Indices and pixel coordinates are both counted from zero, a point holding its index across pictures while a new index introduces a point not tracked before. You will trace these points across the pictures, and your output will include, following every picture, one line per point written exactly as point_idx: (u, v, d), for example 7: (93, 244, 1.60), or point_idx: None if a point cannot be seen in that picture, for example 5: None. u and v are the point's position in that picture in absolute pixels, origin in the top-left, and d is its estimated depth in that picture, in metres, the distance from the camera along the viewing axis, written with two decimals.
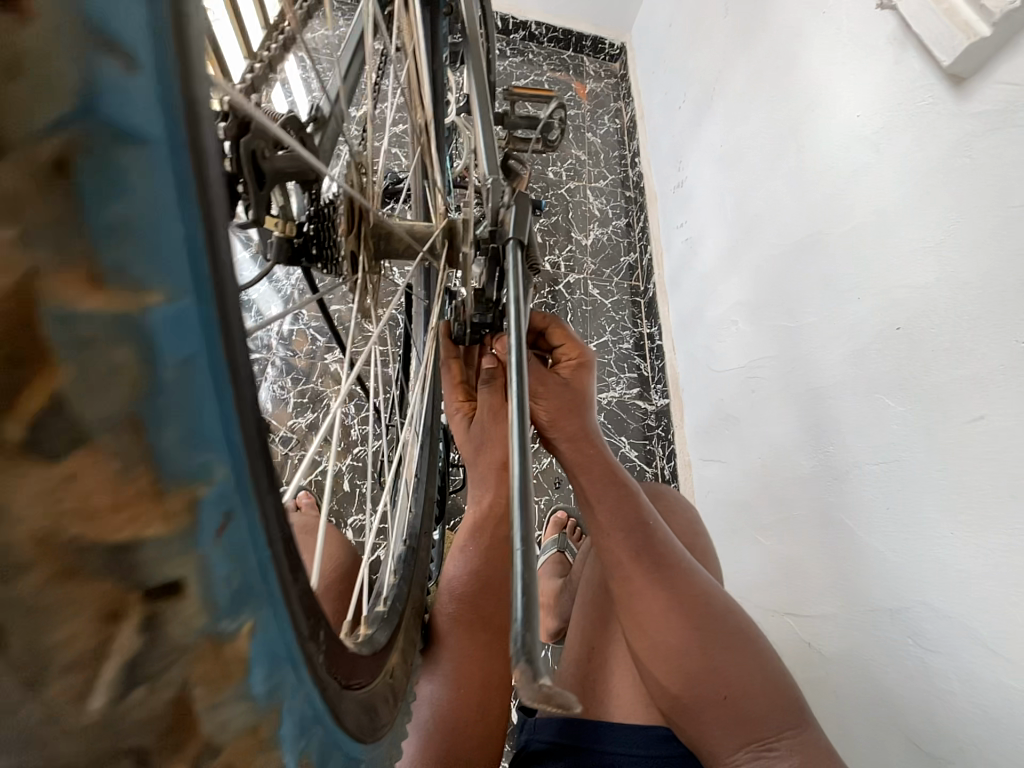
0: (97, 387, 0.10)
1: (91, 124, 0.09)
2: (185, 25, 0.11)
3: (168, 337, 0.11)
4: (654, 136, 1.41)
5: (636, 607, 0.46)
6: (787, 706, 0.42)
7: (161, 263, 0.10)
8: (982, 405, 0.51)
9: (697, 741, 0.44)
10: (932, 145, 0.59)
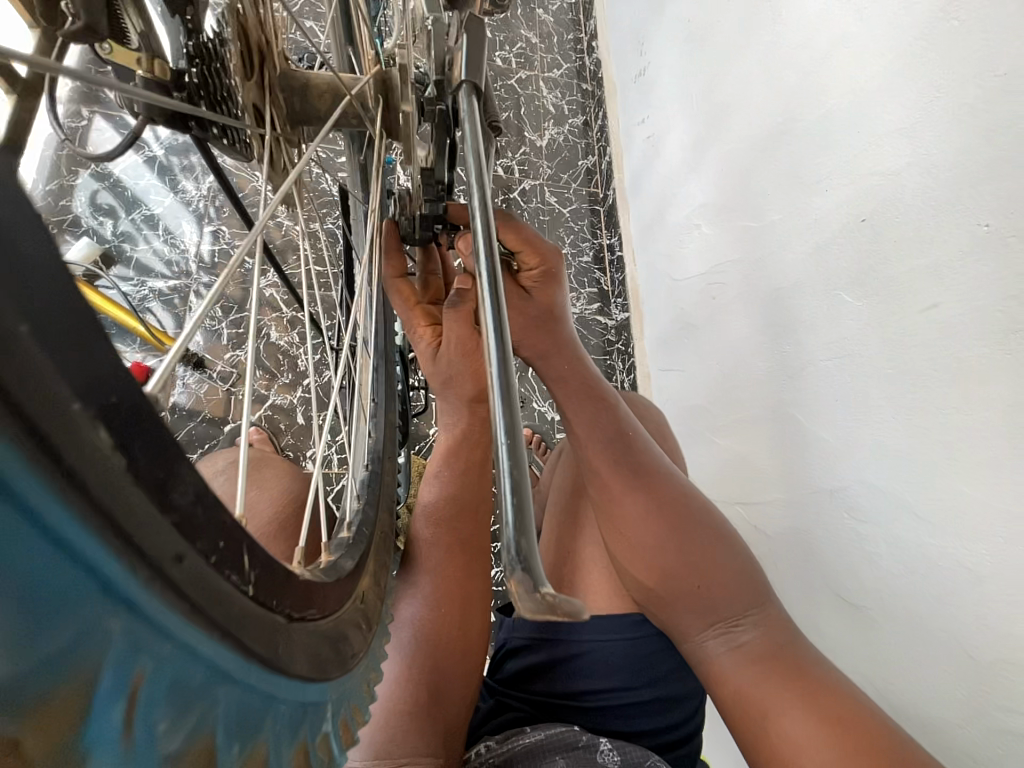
0: None
1: None
2: None
3: None
4: (615, 13, 1.24)
5: (615, 511, 0.47)
6: (751, 585, 0.45)
7: None
8: (936, 293, 0.52)
9: (667, 623, 0.47)
10: (919, 7, 0.53)
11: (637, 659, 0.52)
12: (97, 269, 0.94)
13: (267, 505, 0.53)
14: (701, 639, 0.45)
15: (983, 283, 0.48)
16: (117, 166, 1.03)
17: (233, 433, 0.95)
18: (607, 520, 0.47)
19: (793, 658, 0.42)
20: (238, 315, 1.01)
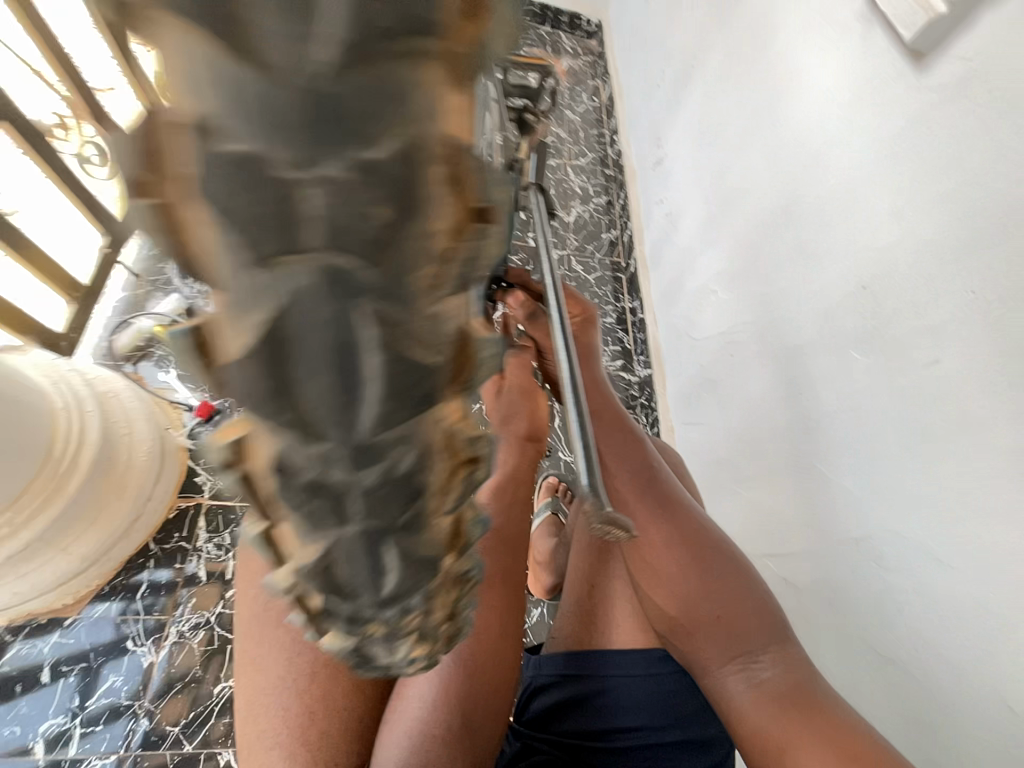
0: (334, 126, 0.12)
1: None
2: None
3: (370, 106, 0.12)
4: (634, 114, 1.43)
5: (639, 538, 0.50)
6: (771, 623, 0.47)
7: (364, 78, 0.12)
8: (937, 351, 0.57)
9: (690, 656, 0.49)
10: (896, 118, 0.64)
11: (661, 697, 0.54)
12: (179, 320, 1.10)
13: None
14: (722, 674, 0.46)
15: (979, 342, 0.53)
16: None
17: None
18: (631, 548, 0.51)
19: (814, 697, 0.44)
20: None
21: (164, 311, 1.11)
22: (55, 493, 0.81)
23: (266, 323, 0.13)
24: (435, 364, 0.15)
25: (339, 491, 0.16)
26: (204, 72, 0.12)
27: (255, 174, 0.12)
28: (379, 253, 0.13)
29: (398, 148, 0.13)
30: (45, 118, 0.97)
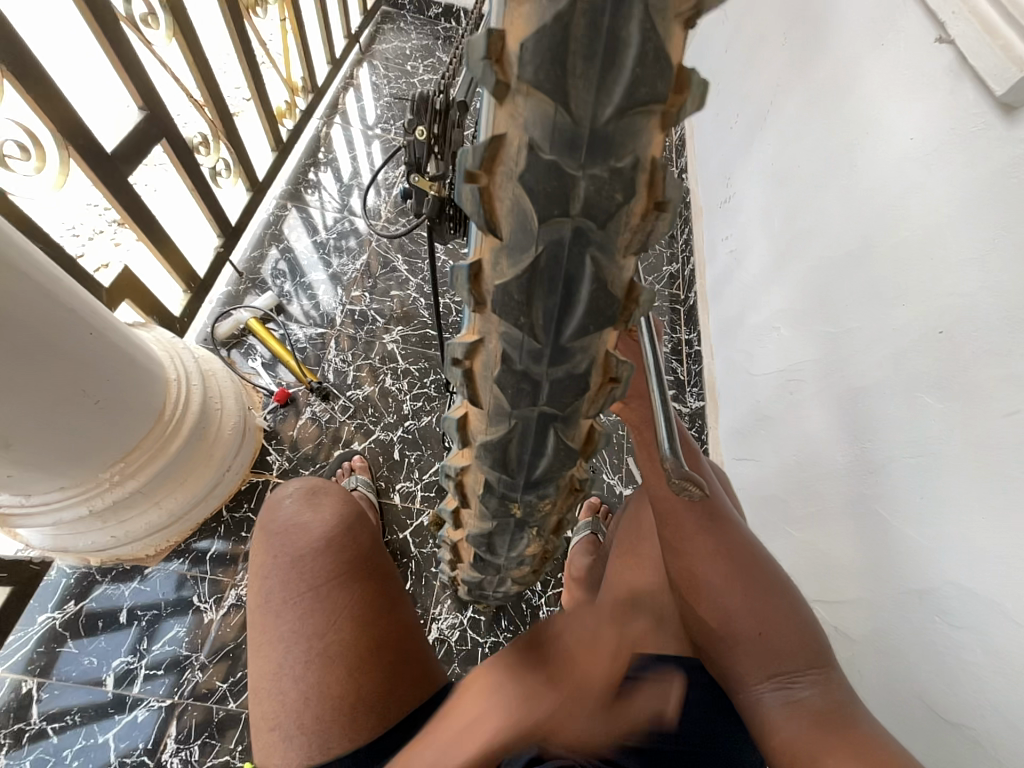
0: (608, 149, 0.25)
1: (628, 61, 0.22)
2: (615, 55, 0.22)
3: (626, 140, 0.24)
4: (705, 154, 1.47)
5: (681, 541, 0.53)
6: (813, 646, 0.48)
7: (626, 122, 0.24)
8: (1018, 400, 0.55)
9: (726, 670, 0.51)
10: (982, 166, 0.64)
11: (692, 706, 0.54)
12: (271, 313, 1.25)
13: (317, 528, 0.66)
14: (759, 689, 0.48)
15: None
16: (300, 245, 1.38)
17: (341, 457, 1.11)
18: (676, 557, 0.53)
19: (850, 718, 0.44)
20: (364, 360, 1.23)
21: (260, 305, 1.26)
22: (158, 452, 0.93)
23: (534, 256, 0.28)
24: (614, 276, 0.29)
25: (543, 356, 0.32)
26: (539, 114, 0.24)
27: (556, 171, 0.25)
28: (610, 219, 0.26)
29: (632, 161, 0.25)
30: (192, 136, 1.12)
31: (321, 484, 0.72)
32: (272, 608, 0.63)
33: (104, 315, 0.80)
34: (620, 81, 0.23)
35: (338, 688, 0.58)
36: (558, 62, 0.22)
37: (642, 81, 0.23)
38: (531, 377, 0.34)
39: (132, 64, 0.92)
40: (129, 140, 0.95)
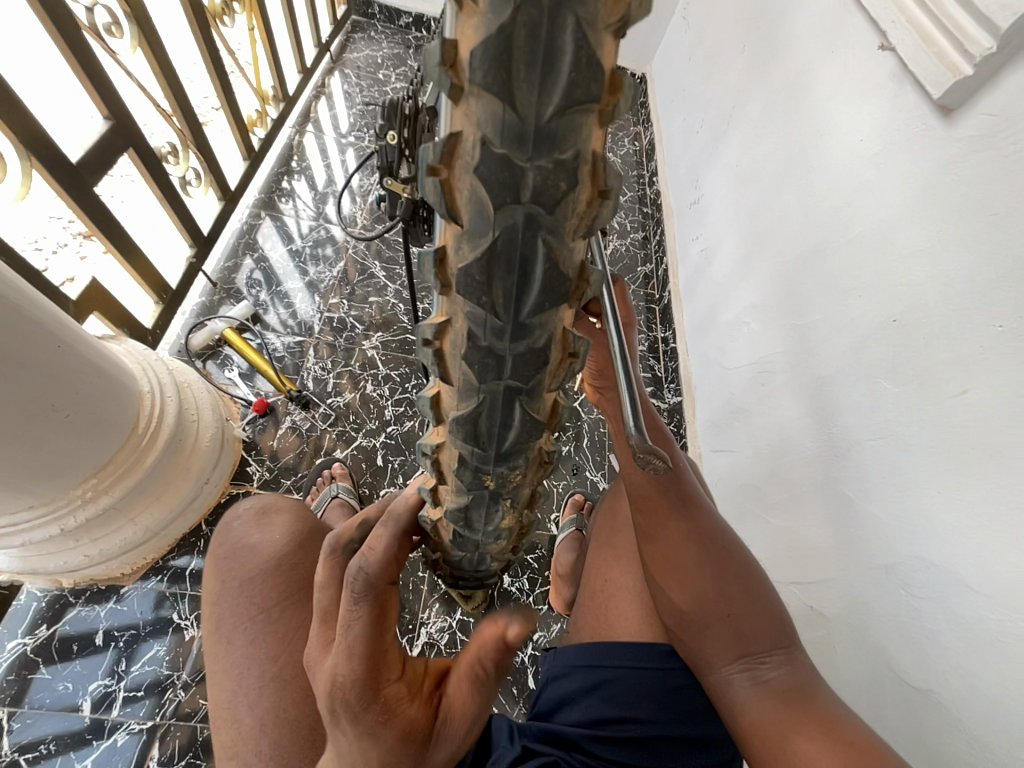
0: (554, 144, 0.27)
1: (562, 65, 0.25)
2: (551, 61, 0.25)
3: (569, 134, 0.27)
4: (673, 157, 1.52)
5: (654, 531, 0.55)
6: (780, 628, 0.51)
7: (567, 119, 0.27)
8: (966, 381, 0.59)
9: (698, 654, 0.53)
10: (926, 163, 0.68)
11: (666, 690, 0.57)
12: (247, 323, 1.24)
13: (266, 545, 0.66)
14: (729, 671, 0.50)
15: (1007, 373, 0.55)
16: (274, 255, 1.37)
17: (323, 465, 1.10)
18: (650, 543, 0.56)
19: (810, 699, 0.47)
20: (344, 367, 1.22)
21: (236, 315, 1.24)
22: (134, 465, 0.91)
23: (492, 240, 0.30)
24: (566, 258, 0.32)
25: (505, 333, 0.35)
26: (489, 113, 0.27)
27: (507, 164, 0.28)
28: (557, 206, 0.29)
29: (574, 154, 0.28)
30: (160, 145, 1.10)
31: (271, 503, 0.72)
32: (223, 635, 0.61)
33: (72, 327, 0.79)
34: (560, 82, 0.25)
35: (298, 709, 0.56)
36: (503, 64, 0.25)
37: (577, 85, 0.26)
38: (494, 350, 0.37)
39: (96, 74, 0.91)
40: (94, 150, 0.93)
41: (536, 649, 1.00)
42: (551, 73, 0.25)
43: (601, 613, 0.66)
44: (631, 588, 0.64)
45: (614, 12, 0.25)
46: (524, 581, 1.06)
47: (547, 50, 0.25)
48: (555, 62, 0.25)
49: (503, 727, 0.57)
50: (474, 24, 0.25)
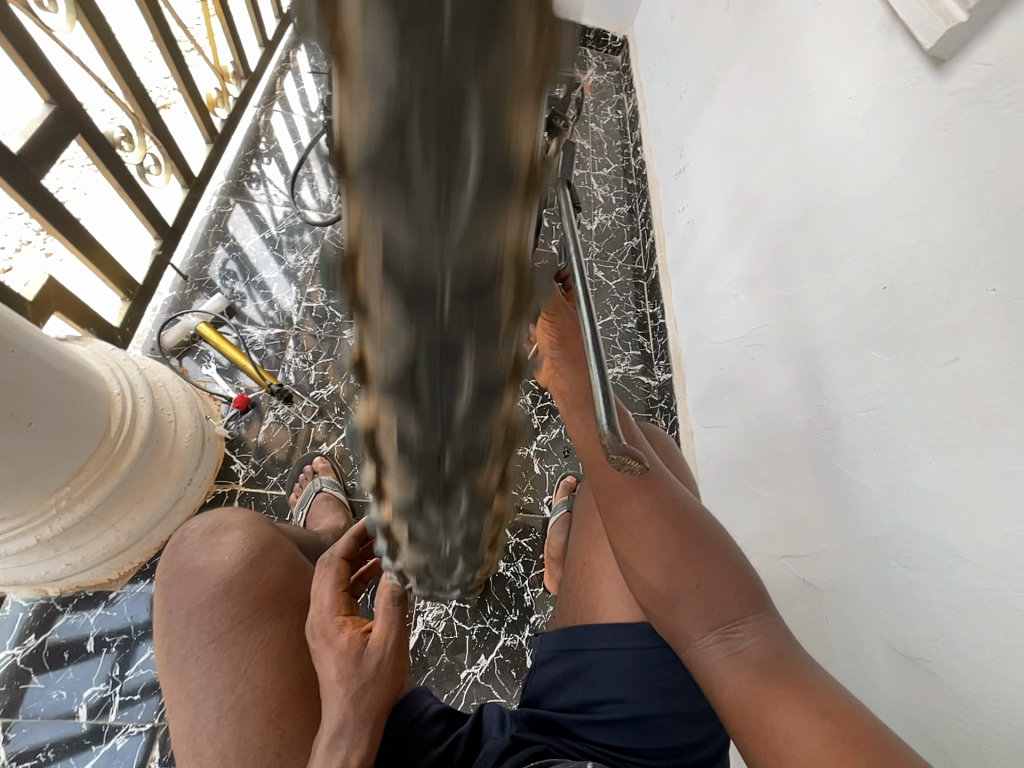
0: (468, 390, 0.21)
1: (471, 319, 0.19)
2: (453, 309, 0.19)
3: (484, 383, 0.21)
4: (657, 125, 1.47)
5: (623, 510, 0.54)
6: (750, 595, 0.51)
7: (481, 366, 0.21)
8: (958, 348, 0.57)
9: (674, 629, 0.52)
10: (918, 121, 0.65)
11: (645, 668, 0.56)
12: (223, 317, 1.19)
13: (216, 572, 0.60)
14: (704, 642, 0.50)
15: (999, 339, 0.53)
16: (247, 242, 1.31)
17: (309, 457, 1.08)
18: (613, 520, 0.55)
19: (783, 663, 0.47)
20: (326, 357, 1.19)
21: (209, 309, 1.19)
22: (109, 470, 0.88)
23: (414, 477, 0.25)
24: (498, 461, 0.26)
25: (440, 527, 0.28)
26: (387, 355, 0.20)
27: (416, 415, 0.22)
28: (476, 451, 0.24)
29: (501, 383, 0.22)
30: (111, 130, 1.03)
31: (222, 517, 0.65)
32: (176, 664, 0.58)
33: (27, 330, 0.74)
34: (478, 341, 0.20)
35: (259, 738, 0.54)
36: (401, 313, 0.19)
37: (485, 335, 0.20)
38: (435, 570, 0.32)
39: (33, 56, 0.84)
40: (38, 137, 0.87)
41: (533, 632, 1.01)
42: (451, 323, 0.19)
43: (581, 602, 0.65)
44: (608, 575, 0.63)
45: (527, 287, 0.20)
46: (519, 565, 1.06)
47: (446, 307, 0.19)
48: (459, 313, 0.19)
49: (495, 714, 0.60)
50: (356, 276, 0.19)
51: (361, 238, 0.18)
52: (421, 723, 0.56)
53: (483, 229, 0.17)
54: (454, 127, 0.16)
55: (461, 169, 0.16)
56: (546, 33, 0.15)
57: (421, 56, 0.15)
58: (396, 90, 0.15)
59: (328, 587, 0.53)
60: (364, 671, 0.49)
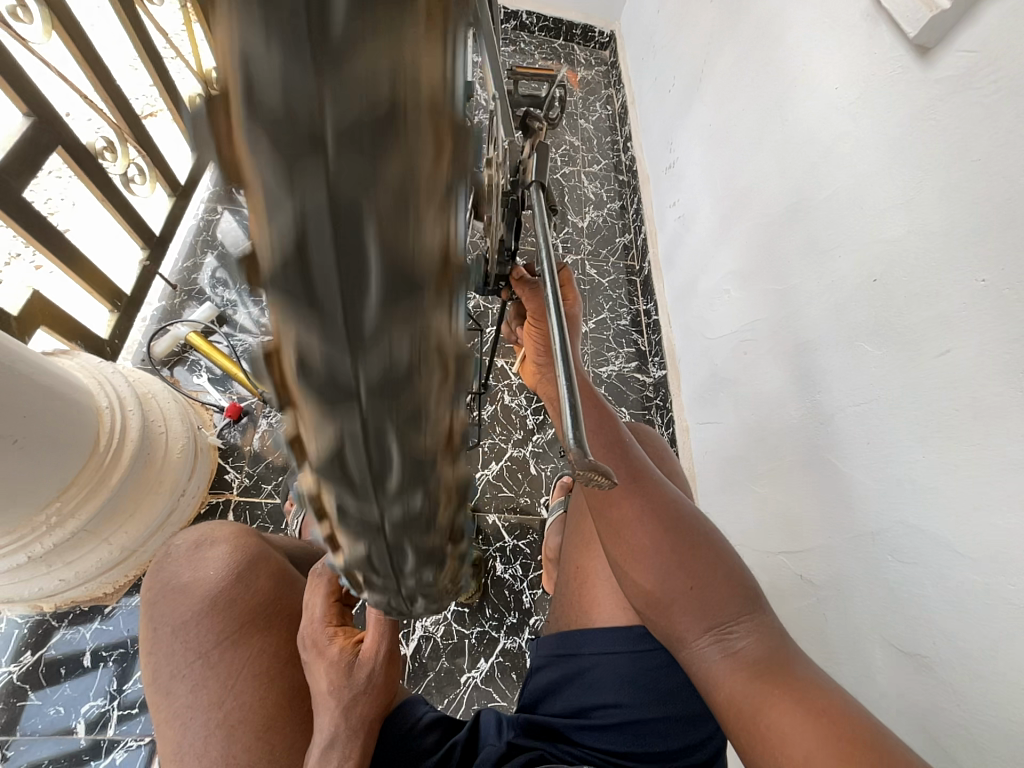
0: (402, 464, 0.22)
1: (395, 402, 0.20)
2: (374, 396, 0.20)
3: (417, 456, 0.22)
4: (646, 120, 1.46)
5: (612, 513, 0.54)
6: (744, 595, 0.50)
7: (413, 443, 0.22)
8: (949, 340, 0.57)
9: (668, 631, 0.52)
10: (905, 110, 0.64)
11: (641, 672, 0.56)
12: (213, 325, 1.18)
13: (202, 587, 0.59)
14: (699, 644, 0.49)
15: (991, 329, 0.53)
16: None
17: None
18: (603, 524, 0.54)
19: (779, 663, 0.47)
20: None
21: (198, 318, 1.18)
22: (100, 485, 0.87)
23: (361, 544, 0.25)
24: (444, 520, 0.26)
25: (396, 585, 0.28)
26: (317, 439, 0.21)
27: (352, 491, 0.22)
28: (419, 515, 0.24)
29: (435, 452, 0.23)
30: (93, 140, 1.02)
31: (208, 531, 0.64)
32: (164, 683, 0.57)
33: (10, 346, 0.74)
34: (404, 421, 0.21)
35: (248, 755, 0.53)
36: (324, 401, 0.20)
37: (411, 412, 0.21)
38: (402, 616, 0.33)
39: (9, 67, 0.83)
40: (16, 151, 0.86)
41: (532, 634, 1.00)
42: (375, 407, 0.20)
43: (576, 606, 0.64)
44: (602, 579, 0.63)
45: (448, 362, 0.21)
46: (517, 567, 1.05)
47: (366, 393, 0.20)
48: (382, 397, 0.20)
49: (492, 720, 0.59)
50: (279, 371, 0.19)
51: (280, 343, 0.19)
52: (416, 733, 0.55)
53: (396, 323, 0.18)
54: (354, 241, 0.17)
55: (365, 278, 0.18)
56: (436, 156, 0.17)
57: (315, 188, 0.16)
58: (297, 217, 0.16)
59: (320, 598, 0.51)
60: (355, 683, 0.48)
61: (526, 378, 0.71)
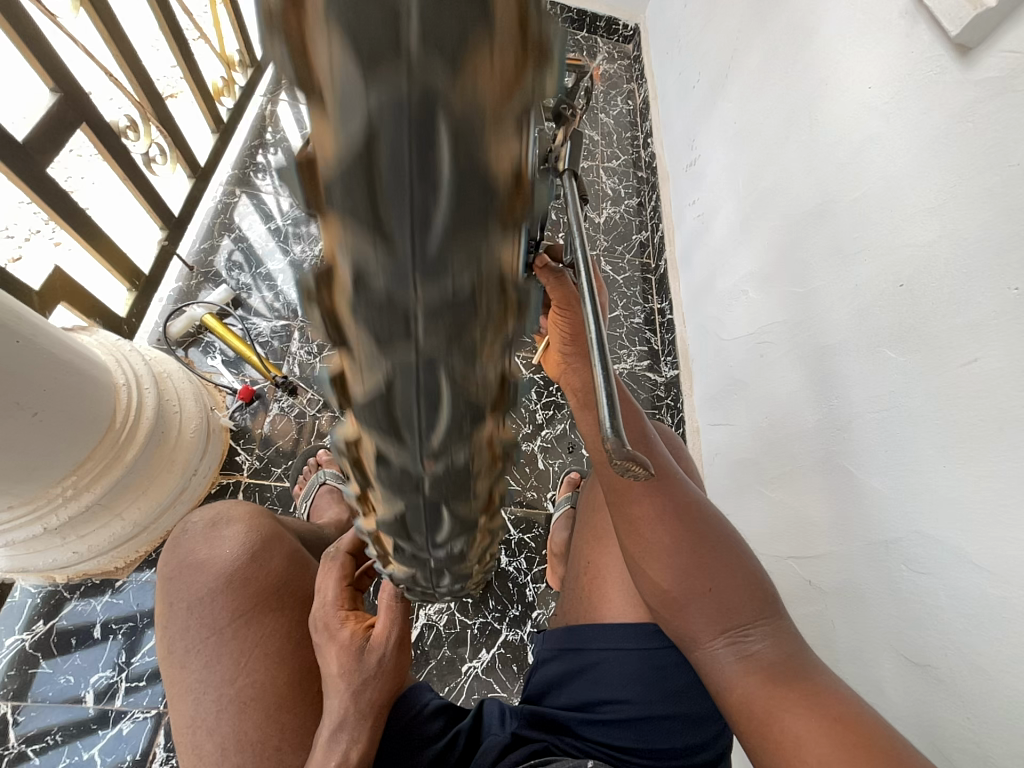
0: (450, 408, 0.21)
1: (450, 337, 0.19)
2: (430, 328, 0.19)
3: (465, 401, 0.21)
4: (669, 115, 1.44)
5: (631, 509, 0.53)
6: (762, 599, 0.50)
7: (463, 386, 0.21)
8: (977, 348, 0.56)
9: (682, 631, 0.51)
10: (941, 112, 0.62)
11: (650, 671, 0.56)
12: (228, 308, 1.19)
13: (218, 565, 0.60)
14: (713, 645, 0.49)
15: (1021, 339, 0.51)
16: (252, 232, 1.29)
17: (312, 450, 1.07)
18: (621, 519, 0.54)
19: (794, 667, 0.46)
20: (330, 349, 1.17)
21: (214, 300, 1.18)
22: (114, 461, 0.88)
23: (397, 491, 0.24)
24: (483, 476, 0.25)
25: (427, 544, 0.27)
26: (365, 374, 0.20)
27: (396, 433, 0.22)
28: (460, 466, 0.24)
29: (484, 398, 0.22)
30: (117, 119, 1.02)
31: (224, 510, 0.65)
32: (178, 657, 0.58)
33: (32, 320, 0.74)
34: (457, 358, 0.20)
35: (259, 732, 0.54)
36: (378, 331, 0.19)
37: (464, 351, 0.20)
38: (425, 582, 0.32)
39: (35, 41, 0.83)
40: (42, 126, 0.87)
41: (534, 627, 1.01)
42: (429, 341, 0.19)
43: (586, 601, 0.64)
44: (615, 575, 0.62)
45: (506, 300, 0.20)
46: (522, 560, 1.06)
47: (422, 323, 0.19)
48: (437, 331, 0.19)
49: (496, 708, 0.60)
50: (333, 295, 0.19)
51: (335, 262, 0.18)
52: (422, 719, 0.56)
53: (461, 250, 0.17)
54: (427, 149, 0.16)
55: (434, 195, 0.16)
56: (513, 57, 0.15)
57: (394, 81, 0.15)
58: (370, 118, 0.15)
59: (332, 581, 0.51)
60: (366, 666, 0.49)
61: (550, 368, 0.72)
